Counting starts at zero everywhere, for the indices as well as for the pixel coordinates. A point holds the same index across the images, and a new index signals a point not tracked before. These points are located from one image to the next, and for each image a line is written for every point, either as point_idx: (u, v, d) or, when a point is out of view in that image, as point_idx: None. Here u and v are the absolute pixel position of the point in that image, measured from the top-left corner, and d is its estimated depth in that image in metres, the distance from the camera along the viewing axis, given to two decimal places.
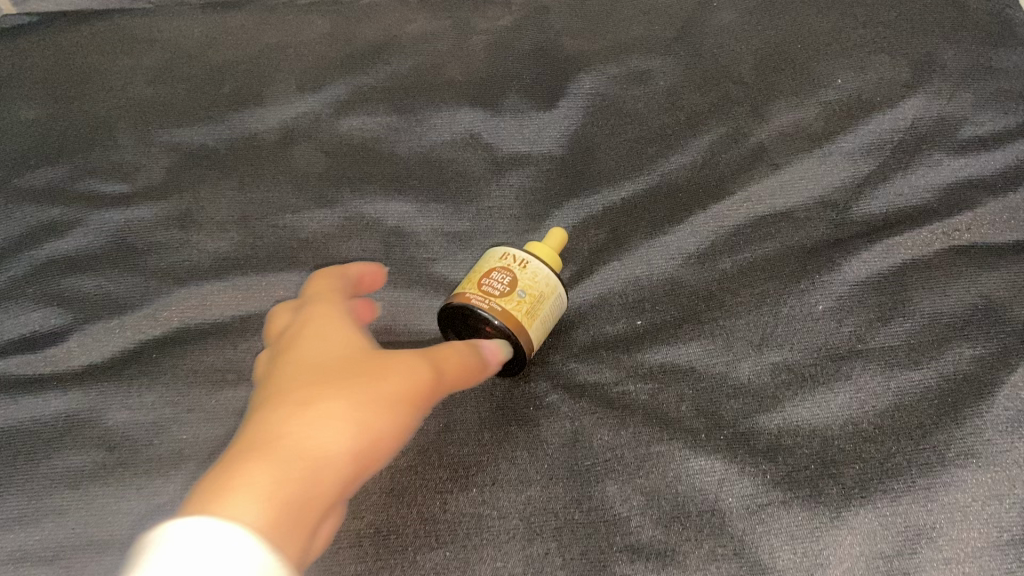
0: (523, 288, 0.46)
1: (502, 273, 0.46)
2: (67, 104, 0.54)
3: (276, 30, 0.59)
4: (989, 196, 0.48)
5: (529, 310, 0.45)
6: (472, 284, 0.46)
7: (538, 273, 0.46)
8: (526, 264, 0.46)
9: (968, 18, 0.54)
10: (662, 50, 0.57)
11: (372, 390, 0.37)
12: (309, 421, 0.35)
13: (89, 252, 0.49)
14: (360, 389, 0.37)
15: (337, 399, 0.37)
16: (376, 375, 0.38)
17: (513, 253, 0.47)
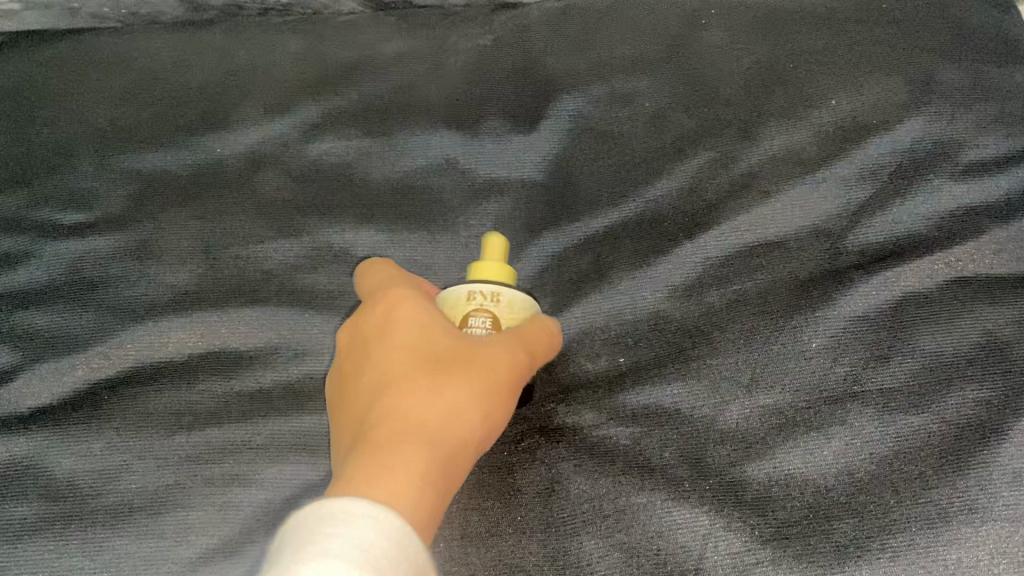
0: (510, 323, 0.41)
1: (480, 314, 0.40)
2: (31, 132, 0.53)
3: (247, 53, 0.57)
4: (993, 224, 0.45)
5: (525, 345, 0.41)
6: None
7: (516, 303, 0.41)
8: (501, 299, 0.41)
9: (970, 36, 0.51)
10: (650, 68, 0.53)
11: (488, 377, 0.37)
12: (436, 410, 0.36)
13: (43, 287, 0.47)
14: (476, 377, 0.37)
15: (457, 388, 0.36)
16: (489, 359, 0.38)
17: (478, 293, 0.41)
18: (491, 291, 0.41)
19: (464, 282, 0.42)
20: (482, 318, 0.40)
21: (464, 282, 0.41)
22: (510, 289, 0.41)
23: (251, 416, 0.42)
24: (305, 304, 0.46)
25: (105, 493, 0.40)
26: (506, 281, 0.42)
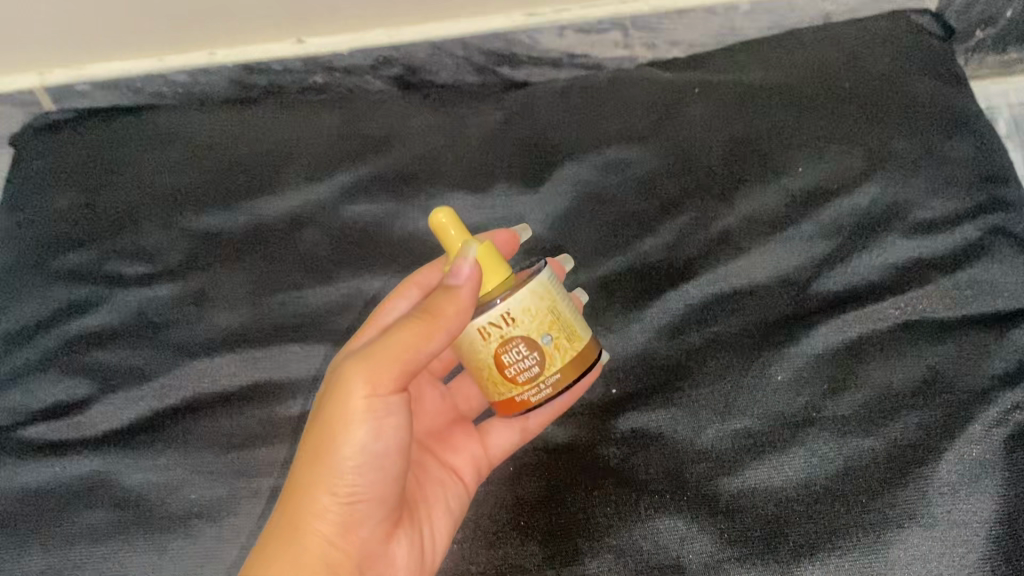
0: (538, 324, 0.43)
1: (507, 343, 0.43)
2: (100, 195, 0.62)
3: (289, 126, 0.65)
4: (939, 274, 0.52)
5: (564, 330, 0.44)
6: (507, 384, 0.44)
7: (529, 303, 0.43)
8: (518, 314, 0.43)
9: (921, 112, 0.59)
10: (641, 140, 0.61)
11: (332, 429, 0.41)
12: (293, 499, 0.41)
13: (113, 327, 0.54)
14: (314, 457, 0.41)
15: (304, 468, 0.41)
16: (331, 419, 0.41)
17: (498, 330, 0.43)
18: (500, 316, 0.43)
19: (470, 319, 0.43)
20: (514, 346, 0.43)
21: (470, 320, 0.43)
22: (516, 297, 0.43)
23: (293, 437, 0.49)
24: (338, 342, 0.53)
25: (168, 502, 0.47)
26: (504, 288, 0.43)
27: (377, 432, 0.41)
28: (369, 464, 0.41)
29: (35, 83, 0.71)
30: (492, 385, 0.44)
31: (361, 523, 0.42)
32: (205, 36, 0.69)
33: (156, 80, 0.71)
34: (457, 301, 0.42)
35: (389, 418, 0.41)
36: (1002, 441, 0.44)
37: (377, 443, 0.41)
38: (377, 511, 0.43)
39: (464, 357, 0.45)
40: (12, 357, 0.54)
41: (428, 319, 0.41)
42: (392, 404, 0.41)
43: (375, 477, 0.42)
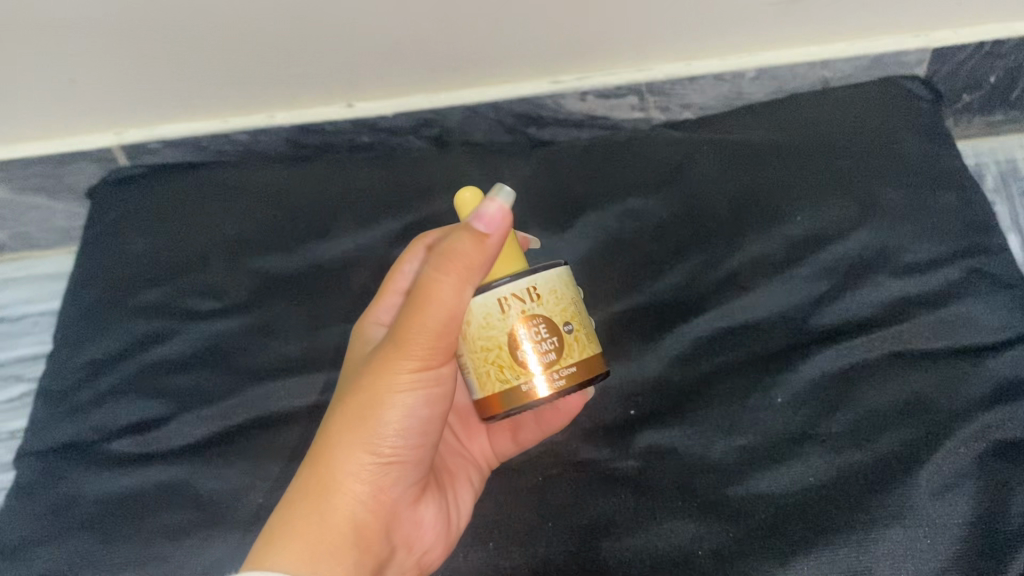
0: (558, 310, 0.48)
1: (526, 321, 0.48)
2: (171, 239, 0.70)
3: (339, 177, 0.72)
4: (925, 310, 0.58)
5: (581, 328, 0.49)
6: (517, 367, 0.47)
7: (553, 288, 0.49)
8: (541, 293, 0.48)
9: (909, 167, 0.66)
10: (656, 191, 0.68)
11: (375, 395, 0.46)
12: (329, 462, 0.46)
13: (187, 355, 0.63)
14: (354, 420, 0.47)
15: (343, 430, 0.47)
16: (375, 385, 0.46)
17: (520, 305, 0.48)
18: (525, 291, 0.48)
19: (493, 287, 0.48)
20: (534, 325, 0.48)
21: (494, 287, 0.48)
22: (542, 276, 0.49)
23: None
24: None
25: (239, 505, 0.54)
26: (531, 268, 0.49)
27: (414, 404, 0.47)
28: (404, 432, 0.47)
29: (113, 141, 0.79)
30: (499, 369, 0.48)
31: (392, 485, 0.48)
32: (266, 101, 0.77)
33: (220, 140, 0.80)
34: (485, 250, 0.45)
35: (424, 389, 0.47)
36: (976, 455, 0.50)
37: (416, 415, 0.47)
38: (405, 477, 0.49)
39: (474, 335, 0.48)
40: (96, 382, 0.62)
41: (460, 274, 0.45)
42: (427, 376, 0.47)
43: (408, 443, 0.48)
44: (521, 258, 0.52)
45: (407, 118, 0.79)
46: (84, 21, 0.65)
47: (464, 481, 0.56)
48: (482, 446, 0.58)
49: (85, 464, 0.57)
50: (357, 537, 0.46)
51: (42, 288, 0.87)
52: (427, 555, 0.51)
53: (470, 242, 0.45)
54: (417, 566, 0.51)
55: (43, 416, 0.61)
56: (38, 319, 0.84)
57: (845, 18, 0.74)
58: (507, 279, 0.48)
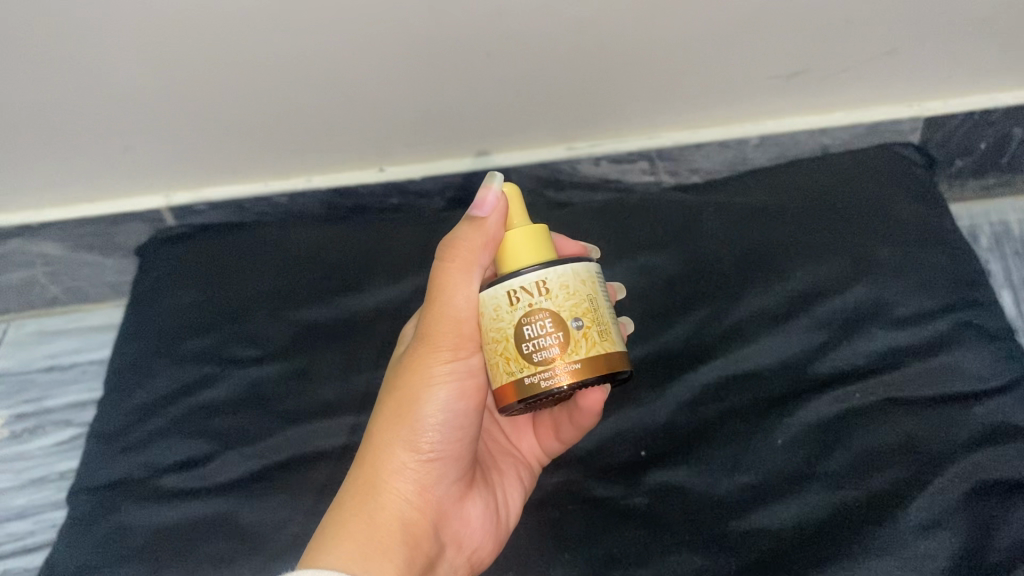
0: (566, 307, 0.49)
1: (533, 315, 0.49)
2: (216, 291, 0.75)
3: (372, 235, 0.78)
4: (917, 359, 0.62)
5: (595, 326, 0.49)
6: (522, 361, 0.49)
7: (566, 283, 0.49)
8: (551, 287, 0.49)
9: (902, 226, 0.71)
10: (665, 249, 0.73)
11: (411, 396, 0.53)
12: (374, 464, 0.53)
13: (230, 398, 0.68)
14: (396, 421, 0.53)
15: (387, 433, 0.53)
16: (412, 388, 0.53)
17: (527, 298, 0.49)
18: (534, 285, 0.49)
19: (505, 281, 0.50)
20: (539, 319, 0.49)
21: (505, 281, 0.50)
22: (556, 272, 0.50)
23: None
24: None
25: (279, 535, 0.59)
26: (546, 263, 0.50)
27: (450, 399, 0.54)
28: (443, 427, 0.54)
29: (162, 203, 0.86)
30: (506, 361, 0.49)
31: (434, 480, 0.54)
32: (304, 166, 0.84)
33: (262, 202, 0.86)
34: (482, 231, 0.53)
35: (456, 386, 0.54)
36: (964, 491, 0.54)
37: (453, 410, 0.54)
38: (447, 473, 0.55)
39: (488, 328, 0.51)
40: (144, 423, 0.68)
41: (464, 263, 0.52)
42: (458, 372, 0.54)
43: (447, 438, 0.54)
44: (554, 251, 0.53)
45: (435, 181, 0.86)
46: (145, 95, 0.71)
47: (511, 479, 0.61)
48: (530, 445, 0.63)
49: (136, 498, 0.62)
50: (407, 530, 0.52)
51: (90, 339, 0.93)
52: (477, 552, 0.56)
53: (468, 228, 0.53)
54: (468, 563, 0.56)
55: (94, 454, 0.67)
56: (86, 367, 0.90)
57: (841, 90, 0.80)
58: (520, 273, 0.50)
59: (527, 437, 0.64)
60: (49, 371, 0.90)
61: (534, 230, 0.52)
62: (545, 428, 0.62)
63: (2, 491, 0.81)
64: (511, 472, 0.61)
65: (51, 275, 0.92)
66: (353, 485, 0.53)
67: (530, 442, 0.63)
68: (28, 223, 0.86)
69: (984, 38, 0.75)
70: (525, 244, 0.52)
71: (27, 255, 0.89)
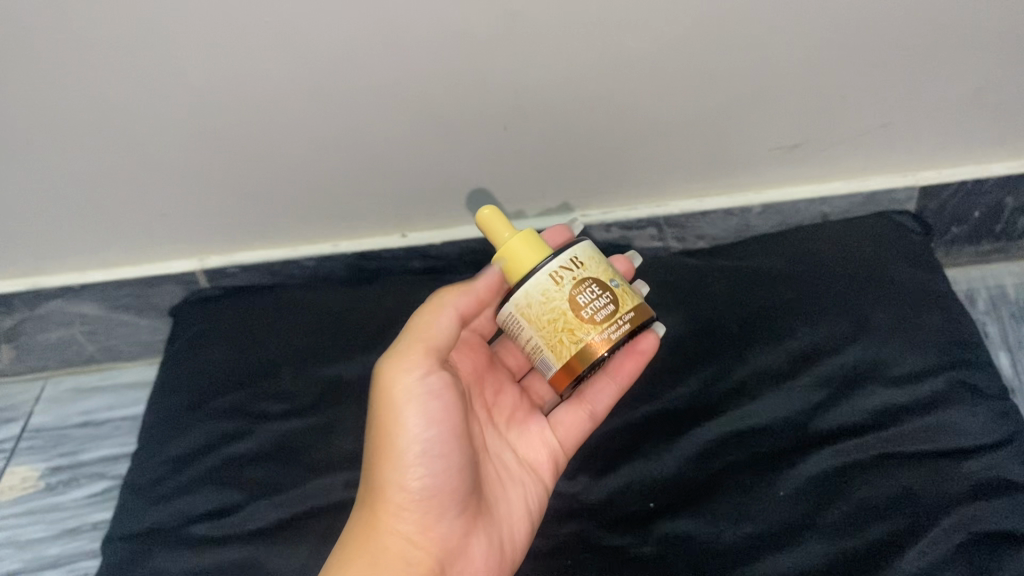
0: (602, 269, 0.58)
1: (580, 285, 0.56)
2: (246, 349, 0.80)
3: (395, 298, 0.83)
4: (913, 416, 0.65)
5: (623, 284, 0.58)
6: (585, 326, 0.55)
7: (591, 257, 0.58)
8: (583, 261, 0.57)
9: (898, 289, 0.74)
10: (672, 311, 0.77)
11: (389, 437, 0.57)
12: (372, 510, 0.57)
13: (260, 451, 0.72)
14: (384, 463, 0.57)
15: (380, 476, 0.57)
16: (389, 428, 0.57)
17: (572, 270, 0.56)
18: (570, 262, 0.57)
19: (543, 267, 0.57)
20: (587, 286, 0.56)
21: (545, 266, 0.56)
22: (580, 249, 0.58)
23: None
24: None
25: None
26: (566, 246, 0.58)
27: (425, 432, 0.56)
28: (424, 462, 0.56)
29: (196, 266, 0.91)
30: (571, 332, 0.55)
31: (433, 517, 0.57)
32: (331, 232, 0.89)
33: (290, 265, 0.91)
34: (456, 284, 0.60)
35: (421, 409, 0.56)
36: (957, 544, 0.57)
37: (429, 443, 0.56)
38: (445, 510, 0.57)
39: (538, 314, 0.56)
40: (176, 475, 0.71)
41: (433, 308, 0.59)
42: (417, 395, 0.56)
43: (436, 473, 0.56)
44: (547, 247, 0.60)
45: (454, 245, 0.90)
46: (187, 163, 0.77)
47: (520, 494, 0.63)
48: (542, 456, 0.66)
49: (170, 545, 0.66)
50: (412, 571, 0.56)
51: (124, 396, 0.98)
52: None
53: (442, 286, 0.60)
54: None
55: (129, 505, 0.70)
56: (119, 423, 0.95)
57: (840, 161, 0.84)
58: (553, 257, 0.57)
59: (543, 439, 0.66)
60: (84, 426, 0.95)
61: (524, 234, 0.60)
62: (575, 411, 0.67)
63: (37, 540, 0.85)
64: (519, 494, 0.63)
65: (87, 334, 0.97)
66: (356, 531, 0.57)
67: (545, 448, 0.66)
68: (70, 284, 0.90)
69: (972, 110, 0.79)
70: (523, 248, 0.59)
71: (67, 315, 0.94)
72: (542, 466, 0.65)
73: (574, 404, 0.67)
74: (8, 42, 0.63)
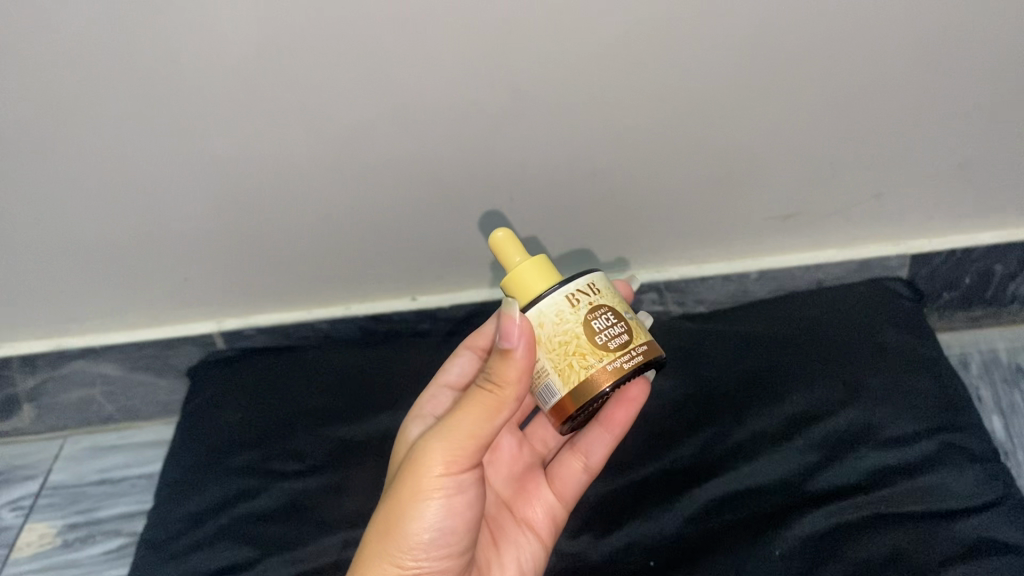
0: (617, 299, 0.56)
1: (595, 310, 0.53)
2: (260, 409, 0.83)
3: (407, 362, 0.86)
4: (905, 477, 0.67)
5: (637, 321, 0.56)
6: (598, 351, 0.52)
7: (606, 287, 0.56)
8: (599, 289, 0.55)
9: (891, 354, 0.77)
10: (672, 375, 0.80)
11: (404, 513, 0.54)
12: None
13: (273, 509, 0.74)
14: (386, 539, 0.54)
15: (379, 550, 0.54)
16: (404, 505, 0.55)
17: (587, 294, 0.54)
18: (586, 287, 0.54)
19: (559, 288, 0.54)
20: (602, 312, 0.53)
21: (562, 288, 0.54)
22: (595, 277, 0.56)
23: None
24: None
25: None
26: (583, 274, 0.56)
27: (442, 521, 0.55)
28: (433, 547, 0.55)
29: (213, 328, 0.94)
30: (582, 356, 0.52)
31: None
32: (345, 296, 0.93)
33: (305, 327, 0.95)
34: (513, 364, 0.52)
35: (446, 502, 0.55)
36: None
37: (441, 531, 0.55)
38: None
39: (548, 336, 0.53)
40: (191, 532, 0.73)
41: (497, 399, 0.53)
42: (447, 489, 0.55)
43: (439, 556, 0.56)
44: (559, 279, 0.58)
45: (464, 307, 0.94)
46: (209, 234, 0.80)
47: (516, 557, 0.65)
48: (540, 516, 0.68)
49: None
50: None
51: (141, 454, 1.01)
52: None
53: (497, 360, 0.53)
54: None
55: (144, 561, 0.72)
56: (135, 481, 0.98)
57: (833, 232, 0.88)
58: (569, 281, 0.54)
59: (540, 497, 0.69)
60: (101, 484, 0.98)
61: (537, 260, 0.58)
62: (572, 461, 0.69)
63: None
64: (513, 555, 0.65)
65: (107, 394, 1.00)
66: None
67: (542, 506, 0.68)
68: (93, 346, 0.94)
69: (962, 185, 0.83)
70: (533, 272, 0.57)
71: (89, 376, 0.97)
72: (541, 526, 0.67)
73: (571, 455, 0.69)
74: (47, 134, 0.67)
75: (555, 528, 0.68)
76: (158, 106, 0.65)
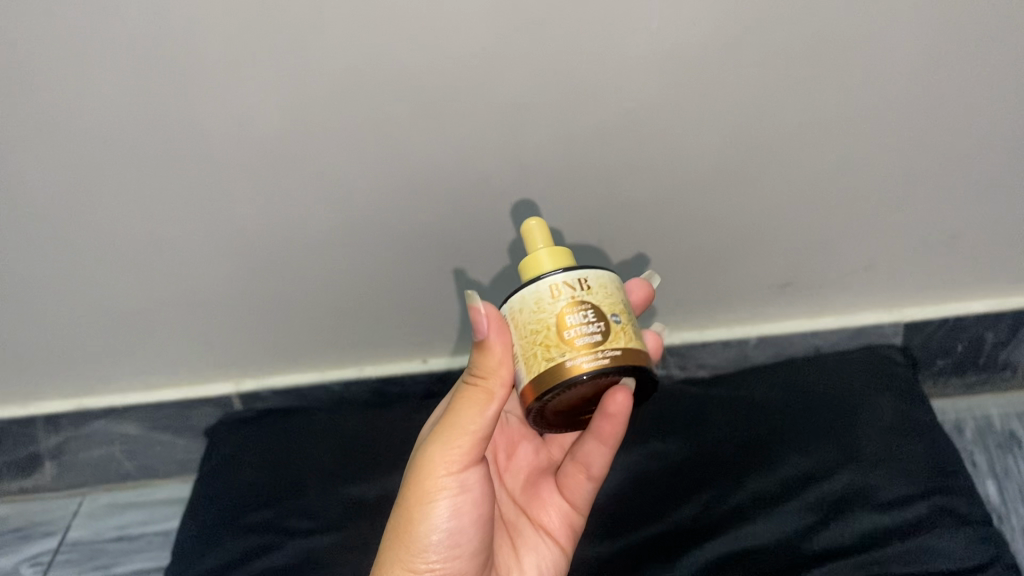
0: (605, 299, 0.53)
1: (575, 305, 0.52)
2: (277, 468, 0.86)
3: (418, 423, 0.90)
4: (897, 540, 0.70)
5: (629, 328, 0.53)
6: (563, 345, 0.51)
7: (603, 284, 0.54)
8: (591, 285, 0.53)
9: (886, 419, 0.80)
10: (675, 438, 0.83)
11: (415, 515, 0.58)
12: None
13: (288, 565, 0.77)
14: (399, 543, 0.58)
15: (393, 553, 0.58)
16: (414, 507, 0.58)
17: (571, 287, 0.53)
18: (575, 281, 0.53)
19: (547, 279, 0.54)
20: (583, 309, 0.52)
21: (550, 277, 0.54)
22: (594, 274, 0.54)
23: None
24: None
25: None
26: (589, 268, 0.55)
27: (450, 519, 0.58)
28: (445, 545, 0.58)
29: (231, 389, 0.98)
30: (545, 348, 0.52)
31: None
32: (360, 358, 0.97)
33: (320, 388, 0.98)
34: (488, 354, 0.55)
35: (451, 501, 0.58)
36: None
37: (452, 529, 0.58)
38: None
39: (525, 323, 0.53)
40: None
41: (484, 393, 0.56)
42: (452, 488, 0.58)
43: (454, 551, 0.59)
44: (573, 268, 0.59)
45: None
46: (230, 300, 0.84)
47: (533, 562, 0.67)
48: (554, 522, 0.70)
49: None
50: None
51: (158, 512, 1.04)
52: None
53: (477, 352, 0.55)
54: None
55: None
56: (152, 537, 1.01)
57: (827, 300, 0.92)
58: (562, 272, 0.54)
59: (553, 503, 0.71)
60: (118, 540, 1.01)
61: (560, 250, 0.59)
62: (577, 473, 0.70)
63: None
64: (532, 561, 0.67)
65: (127, 452, 1.03)
66: None
67: (557, 512, 0.70)
68: (114, 406, 0.97)
69: (950, 258, 0.87)
70: (553, 264, 0.58)
71: (109, 434, 1.01)
72: (558, 533, 0.70)
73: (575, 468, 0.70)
74: (85, 215, 0.71)
75: (572, 535, 0.71)
76: (185, 188, 0.69)
